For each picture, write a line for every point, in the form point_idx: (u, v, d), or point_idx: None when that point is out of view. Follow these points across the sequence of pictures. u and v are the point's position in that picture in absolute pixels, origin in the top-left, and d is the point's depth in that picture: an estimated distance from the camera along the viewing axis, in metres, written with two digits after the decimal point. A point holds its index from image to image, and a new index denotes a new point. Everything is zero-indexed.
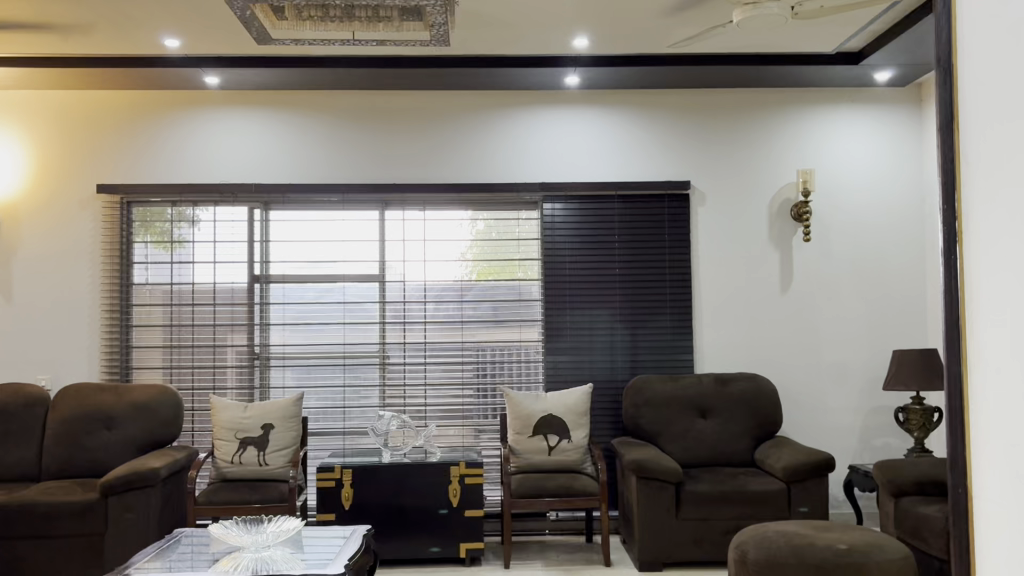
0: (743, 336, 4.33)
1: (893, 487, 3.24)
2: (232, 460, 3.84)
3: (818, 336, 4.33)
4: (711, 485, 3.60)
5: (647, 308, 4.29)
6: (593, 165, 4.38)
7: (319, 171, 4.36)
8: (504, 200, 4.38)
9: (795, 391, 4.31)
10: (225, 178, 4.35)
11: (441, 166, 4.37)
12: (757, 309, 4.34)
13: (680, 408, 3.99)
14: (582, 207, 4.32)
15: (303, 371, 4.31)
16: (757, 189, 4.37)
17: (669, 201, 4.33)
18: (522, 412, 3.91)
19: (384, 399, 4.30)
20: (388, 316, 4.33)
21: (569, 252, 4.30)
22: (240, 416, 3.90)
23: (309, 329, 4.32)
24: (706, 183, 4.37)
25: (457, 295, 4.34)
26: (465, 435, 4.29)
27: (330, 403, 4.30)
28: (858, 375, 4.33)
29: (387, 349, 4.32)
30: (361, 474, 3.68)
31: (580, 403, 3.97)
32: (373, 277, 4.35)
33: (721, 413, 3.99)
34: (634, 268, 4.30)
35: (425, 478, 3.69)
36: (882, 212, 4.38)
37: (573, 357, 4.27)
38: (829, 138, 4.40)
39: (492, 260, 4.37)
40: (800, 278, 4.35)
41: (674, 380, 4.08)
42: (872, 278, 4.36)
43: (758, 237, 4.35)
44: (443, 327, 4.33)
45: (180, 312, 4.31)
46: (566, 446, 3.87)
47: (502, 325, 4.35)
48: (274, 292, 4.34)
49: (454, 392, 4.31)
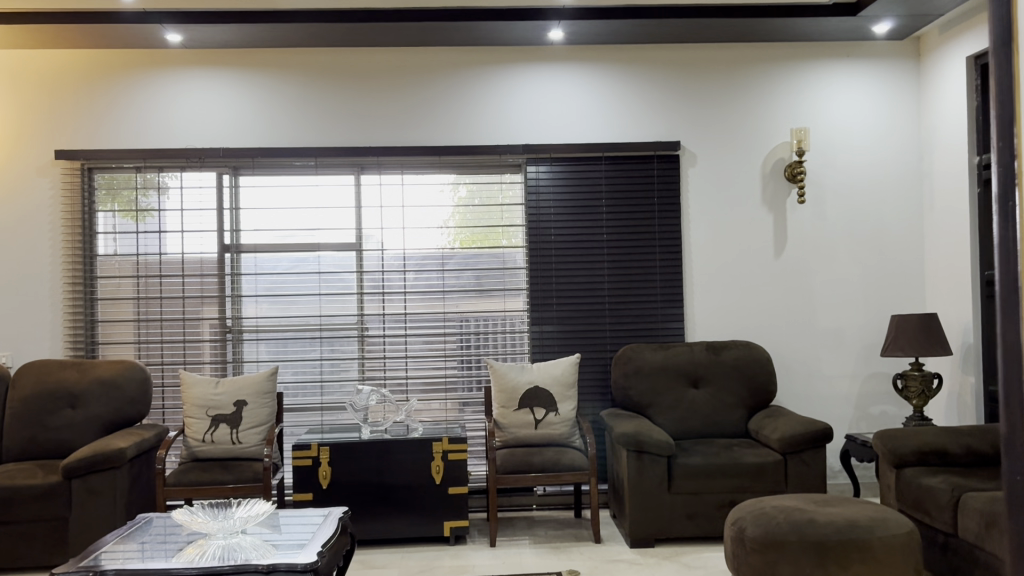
0: (736, 303, 4.17)
1: (895, 458, 3.11)
2: (203, 439, 3.66)
3: (813, 300, 4.18)
4: (705, 458, 3.45)
5: (636, 274, 4.12)
6: (581, 126, 4.18)
7: (290, 134, 4.14)
8: (486, 163, 4.18)
9: (789, 358, 4.17)
10: (192, 142, 4.12)
11: (419, 129, 4.16)
12: (750, 274, 4.18)
13: (671, 378, 3.84)
14: (569, 169, 4.13)
15: (278, 345, 4.13)
16: (749, 150, 4.18)
17: (658, 161, 4.14)
18: (508, 384, 3.74)
19: (363, 372, 4.13)
20: (366, 286, 4.14)
21: (555, 216, 4.12)
22: (211, 392, 3.71)
23: (284, 301, 4.13)
24: (697, 143, 4.18)
25: (439, 263, 4.16)
26: (449, 409, 4.13)
27: (307, 378, 4.12)
28: (855, 341, 4.18)
29: (366, 320, 4.14)
30: (339, 451, 3.52)
31: (568, 373, 3.80)
32: (350, 246, 4.15)
33: (713, 382, 3.84)
34: (621, 232, 4.12)
35: (407, 455, 3.53)
36: (880, 171, 4.21)
37: (560, 326, 4.10)
38: (826, 95, 4.21)
39: (474, 227, 4.18)
40: (795, 241, 4.18)
41: (664, 349, 3.92)
42: (870, 241, 4.20)
43: (751, 200, 4.18)
44: (423, 297, 4.15)
45: (147, 285, 4.10)
46: (552, 420, 3.71)
47: (485, 295, 4.17)
48: (246, 263, 4.14)
49: (436, 365, 4.14)
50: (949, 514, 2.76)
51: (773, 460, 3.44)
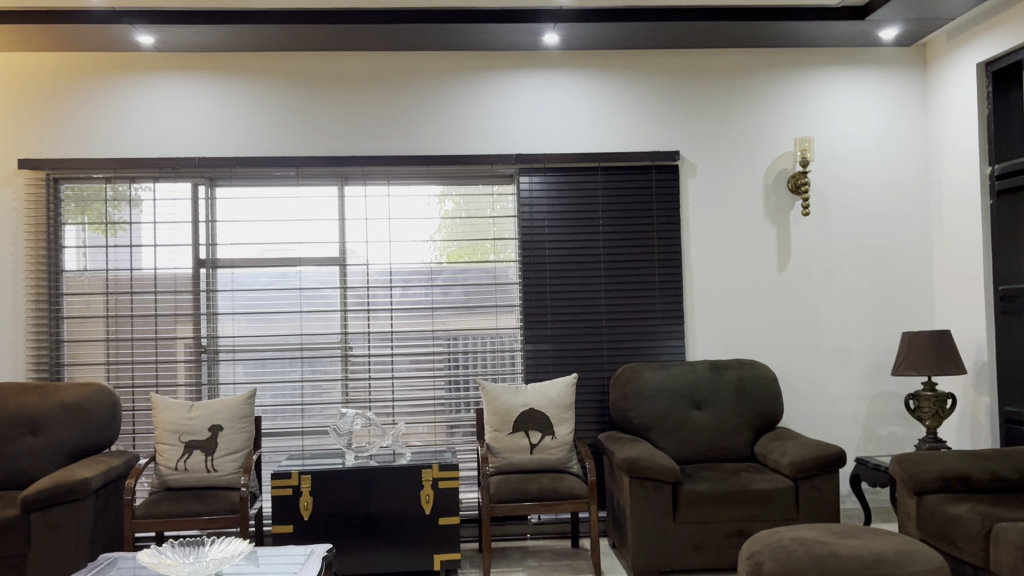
0: (739, 319, 3.99)
1: (916, 485, 2.93)
2: (175, 467, 3.42)
3: (819, 317, 4.01)
4: (711, 485, 3.26)
5: (635, 290, 3.92)
6: (575, 135, 4.00)
7: (271, 142, 3.93)
8: (477, 173, 3.99)
9: (794, 377, 3.99)
10: (165, 152, 3.90)
11: (406, 137, 3.97)
12: (753, 289, 4.00)
13: (673, 399, 3.64)
14: (564, 180, 3.94)
15: (256, 365, 3.90)
16: (751, 160, 4.02)
17: (657, 172, 3.96)
18: (501, 407, 3.53)
19: (346, 394, 3.90)
20: (350, 303, 3.92)
21: (549, 229, 3.92)
22: (184, 417, 3.48)
23: (262, 318, 3.91)
24: (696, 153, 4.01)
25: (427, 279, 3.95)
26: (438, 433, 3.91)
27: (286, 400, 3.89)
28: (862, 359, 4.01)
29: (350, 339, 3.92)
30: (321, 480, 3.29)
31: (565, 395, 3.60)
32: (334, 260, 3.94)
33: (717, 404, 3.65)
34: (619, 245, 3.93)
35: (394, 482, 3.31)
36: (886, 182, 4.06)
37: (555, 344, 3.90)
38: (829, 103, 4.06)
39: (464, 241, 3.98)
40: (799, 255, 4.01)
41: (664, 368, 3.72)
42: (876, 254, 4.04)
43: (753, 212, 4.01)
44: (410, 314, 3.94)
45: (117, 302, 3.87)
46: (548, 444, 3.51)
47: (476, 312, 3.96)
48: (223, 279, 3.91)
49: (424, 386, 3.92)
50: (980, 546, 2.59)
51: (784, 486, 3.25)
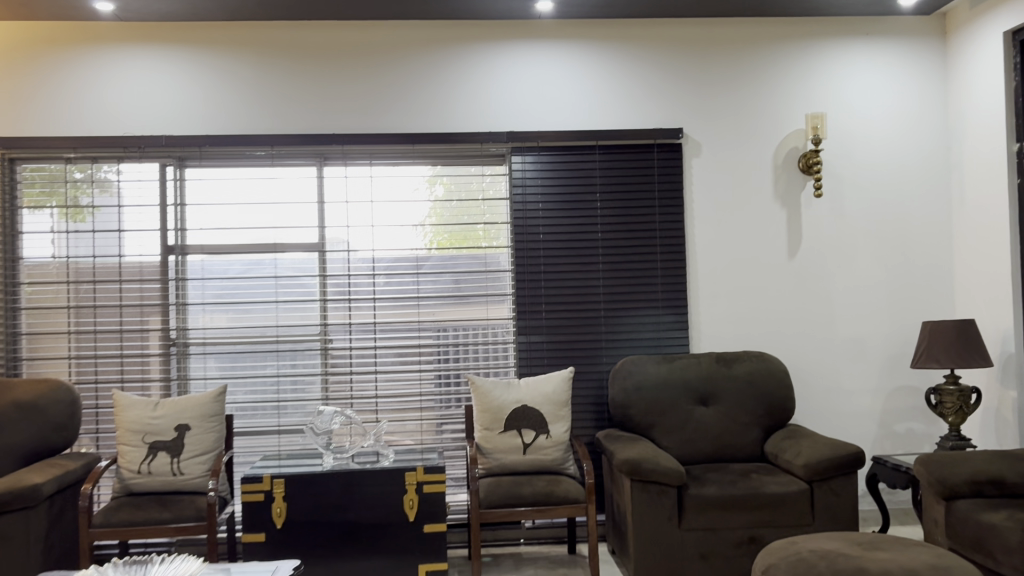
0: (746, 308, 3.73)
1: (944, 489, 2.68)
2: (139, 470, 3.14)
3: (831, 305, 3.75)
4: (720, 489, 3.01)
5: (635, 278, 3.66)
6: (571, 111, 3.73)
7: (245, 120, 3.65)
8: (465, 153, 3.71)
9: (806, 371, 3.73)
10: (130, 130, 3.62)
11: (389, 114, 3.69)
12: (762, 276, 3.74)
13: (678, 395, 3.39)
14: (558, 159, 3.67)
15: (229, 359, 3.63)
16: (759, 138, 3.75)
17: (659, 150, 3.70)
18: (492, 404, 3.27)
19: (326, 391, 3.64)
20: (330, 292, 3.66)
21: (543, 212, 3.65)
22: (149, 415, 3.20)
23: (236, 309, 3.64)
24: (701, 130, 3.74)
25: (412, 266, 3.69)
26: (424, 431, 3.65)
27: (262, 397, 3.63)
28: (878, 351, 3.76)
29: (329, 331, 3.65)
30: (296, 484, 3.03)
31: (560, 391, 3.34)
32: (312, 246, 3.67)
33: (724, 400, 3.39)
34: (618, 230, 3.67)
35: (376, 487, 3.05)
36: (903, 161, 3.79)
37: (551, 336, 3.63)
38: (842, 77, 3.79)
39: (452, 225, 3.71)
40: (811, 239, 3.75)
41: (668, 362, 3.47)
42: (893, 239, 3.78)
43: (762, 193, 3.75)
44: (394, 304, 3.67)
45: (78, 292, 3.60)
46: (543, 443, 3.25)
47: (465, 301, 3.70)
48: (193, 267, 3.64)
49: (409, 381, 3.66)
50: (1019, 558, 2.34)
51: (799, 489, 3.00)
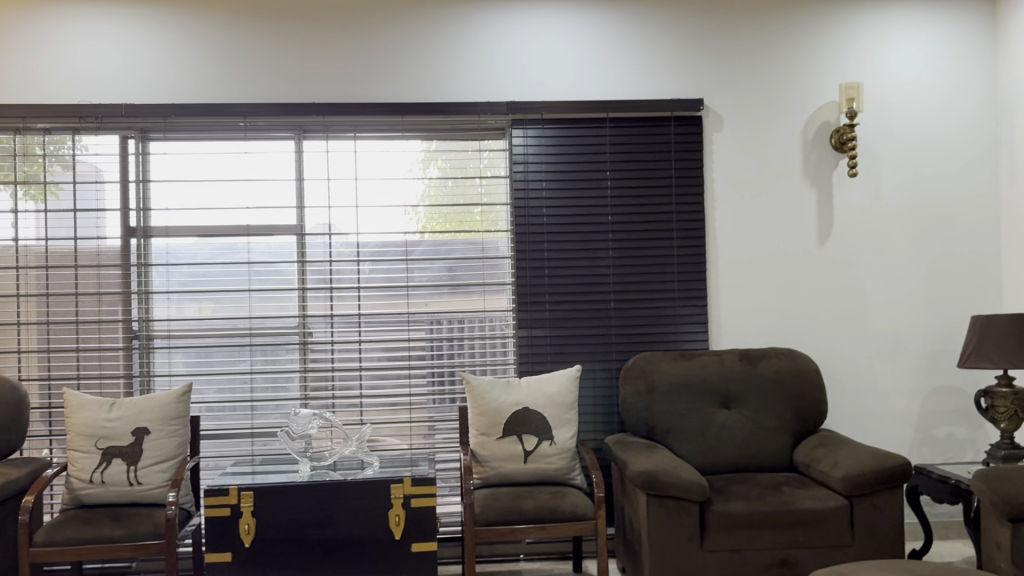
0: (772, 300, 3.37)
1: (1010, 510, 2.33)
2: (90, 480, 2.78)
3: (865, 297, 3.39)
4: (748, 505, 2.65)
5: (649, 266, 3.30)
6: (577, 80, 3.36)
7: (216, 87, 3.28)
8: (459, 125, 3.34)
9: (837, 369, 3.38)
10: (87, 98, 3.24)
11: (374, 82, 3.32)
12: (789, 264, 3.38)
13: (697, 397, 3.03)
14: (565, 134, 3.30)
15: (197, 354, 3.27)
16: (787, 111, 3.38)
17: (676, 124, 3.32)
18: (489, 407, 2.91)
19: (306, 390, 3.28)
20: (310, 279, 3.30)
21: (548, 192, 3.29)
22: (102, 417, 2.83)
23: (204, 299, 3.28)
24: (723, 102, 3.37)
25: (401, 252, 3.32)
26: (414, 434, 3.29)
27: (234, 396, 3.26)
28: (917, 348, 3.40)
29: (309, 323, 3.29)
30: (266, 498, 2.67)
31: (566, 392, 2.98)
32: (290, 228, 3.30)
33: (749, 402, 3.04)
34: (630, 213, 3.30)
35: (358, 501, 2.69)
36: (946, 137, 3.42)
37: (555, 330, 3.27)
38: (880, 45, 3.42)
39: (446, 207, 3.35)
40: (843, 223, 3.39)
41: (686, 359, 3.11)
42: (934, 224, 3.41)
43: (790, 172, 3.38)
44: (381, 294, 3.31)
45: (29, 279, 3.23)
46: (546, 451, 2.89)
47: (460, 291, 3.34)
48: (157, 251, 3.27)
49: (398, 379, 3.30)
50: None
51: (838, 505, 2.64)
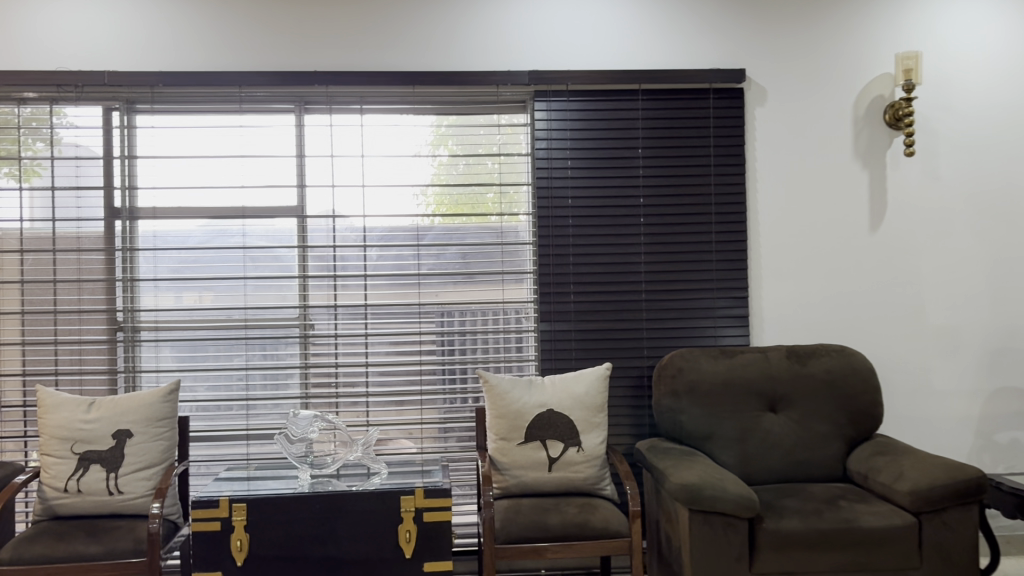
0: (818, 290, 3.07)
1: None
2: (65, 488, 2.49)
3: (921, 287, 3.09)
4: (803, 521, 2.35)
5: (685, 253, 2.99)
6: (605, 47, 3.05)
7: (208, 54, 2.98)
8: (475, 98, 3.04)
9: (889, 366, 3.08)
10: (66, 65, 2.94)
11: (382, 48, 3.02)
12: (838, 252, 3.08)
13: (740, 399, 2.73)
14: (593, 107, 3.00)
15: (187, 348, 2.98)
16: (837, 83, 3.07)
17: (715, 97, 3.02)
18: (510, 409, 2.61)
19: (306, 388, 2.98)
20: (311, 266, 3.00)
21: (573, 171, 2.98)
22: (80, 419, 2.54)
23: (196, 287, 2.98)
24: (766, 73, 3.06)
25: (412, 237, 3.02)
26: (425, 437, 3.00)
27: (227, 395, 2.97)
28: (977, 344, 3.09)
29: (310, 314, 3.00)
30: (261, 511, 2.37)
31: (595, 392, 2.68)
32: (289, 210, 3.00)
33: (797, 405, 2.74)
34: (664, 195, 3.00)
35: (364, 514, 2.40)
36: (1011, 113, 3.11)
37: (581, 323, 2.98)
38: (939, 10, 3.10)
39: (461, 188, 3.05)
40: (897, 207, 3.08)
41: (726, 356, 2.81)
42: (997, 209, 3.10)
43: (840, 151, 3.07)
44: (390, 283, 3.02)
45: (3, 264, 2.94)
46: (574, 458, 2.60)
47: (476, 280, 3.05)
48: (144, 234, 2.98)
49: (407, 376, 3.01)
50: None
51: (904, 523, 2.34)
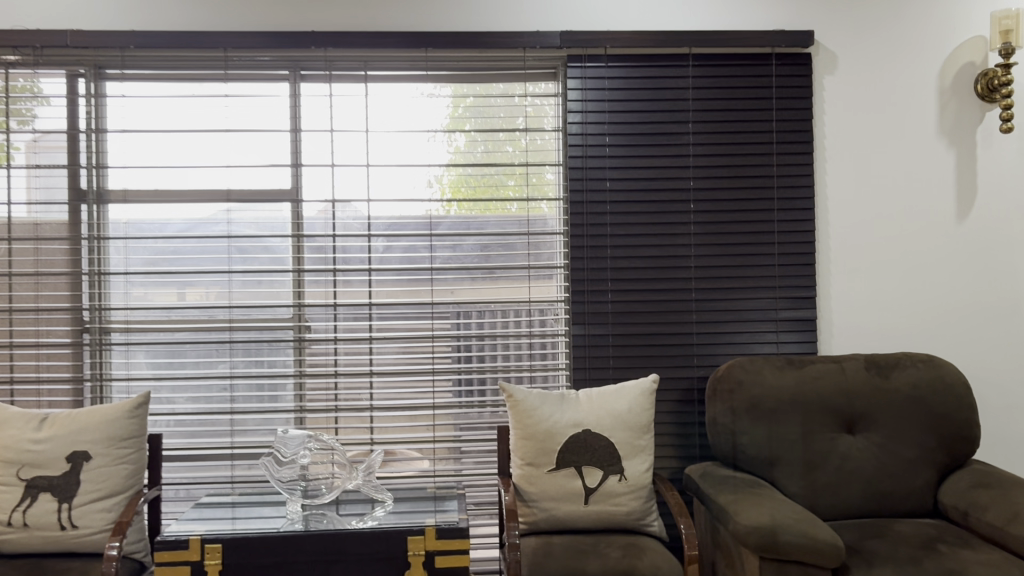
0: (897, 289, 2.63)
1: None
2: (8, 522, 2.08)
3: (1017, 285, 2.65)
4: (899, 570, 1.92)
5: (742, 245, 2.57)
6: (650, 5, 2.61)
7: (188, 11, 2.57)
8: (497, 63, 2.62)
9: (979, 378, 2.64)
10: (25, 24, 2.54)
11: (390, 7, 2.60)
12: (921, 245, 2.64)
13: (810, 418, 2.31)
14: (635, 74, 2.57)
15: (164, 353, 2.58)
16: (921, 48, 2.63)
17: (777, 63, 2.59)
18: (538, 429, 2.20)
19: (301, 400, 2.58)
20: (307, 257, 2.59)
21: (612, 149, 2.56)
22: (28, 438, 2.14)
23: (174, 283, 2.58)
24: (837, 36, 2.62)
25: (424, 226, 2.61)
26: (437, 457, 2.59)
27: (210, 407, 2.57)
28: None
29: (307, 315, 2.59)
30: (238, 553, 1.97)
31: (641, 410, 2.26)
32: (282, 194, 2.59)
33: (879, 425, 2.31)
34: (717, 177, 2.57)
35: (364, 557, 1.99)
36: None
37: (620, 327, 2.55)
38: None
39: (480, 169, 2.62)
40: (989, 193, 2.64)
41: (794, 367, 2.38)
42: None
43: (923, 127, 2.64)
44: (398, 279, 2.60)
45: None
46: (615, 489, 2.18)
47: (498, 276, 2.63)
48: (114, 220, 2.58)
49: (418, 387, 2.60)
50: None
51: None
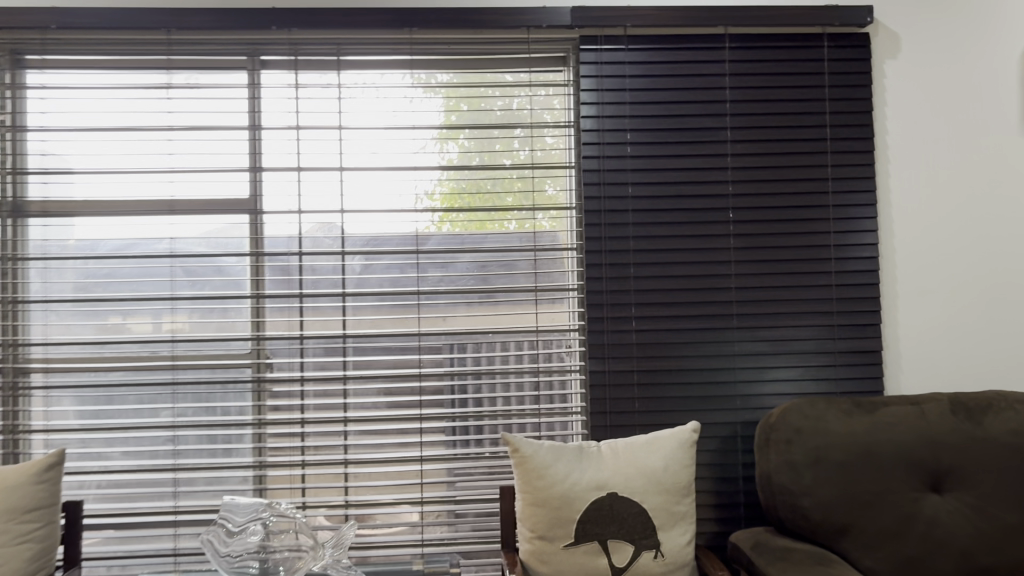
0: (976, 312, 2.20)
1: None
2: None
3: None
4: None
5: (791, 261, 2.14)
6: None
7: None
8: (497, 47, 2.19)
9: None
10: None
11: None
12: (1003, 260, 2.21)
13: (888, 475, 1.86)
14: (660, 59, 2.15)
15: (95, 398, 2.12)
16: (998, 28, 2.22)
17: (829, 45, 2.18)
18: (551, 493, 1.75)
19: (260, 454, 2.12)
20: (267, 280, 2.15)
21: (634, 146, 2.13)
22: None
23: (106, 312, 2.13)
24: (900, 13, 2.21)
25: (410, 242, 2.17)
26: (426, 521, 2.13)
27: (149, 463, 2.11)
28: None
29: (268, 350, 2.14)
30: None
31: (680, 466, 1.81)
32: (239, 205, 2.15)
33: (974, 483, 1.86)
34: (760, 180, 2.14)
35: None
36: None
37: (646, 362, 2.11)
38: None
39: (476, 173, 2.19)
40: None
41: (863, 411, 1.94)
42: None
43: (1003, 124, 2.22)
44: (378, 306, 2.16)
45: None
46: (649, 567, 1.73)
47: (498, 301, 2.19)
48: (33, 238, 2.13)
49: (402, 436, 2.15)
50: None
51: None
